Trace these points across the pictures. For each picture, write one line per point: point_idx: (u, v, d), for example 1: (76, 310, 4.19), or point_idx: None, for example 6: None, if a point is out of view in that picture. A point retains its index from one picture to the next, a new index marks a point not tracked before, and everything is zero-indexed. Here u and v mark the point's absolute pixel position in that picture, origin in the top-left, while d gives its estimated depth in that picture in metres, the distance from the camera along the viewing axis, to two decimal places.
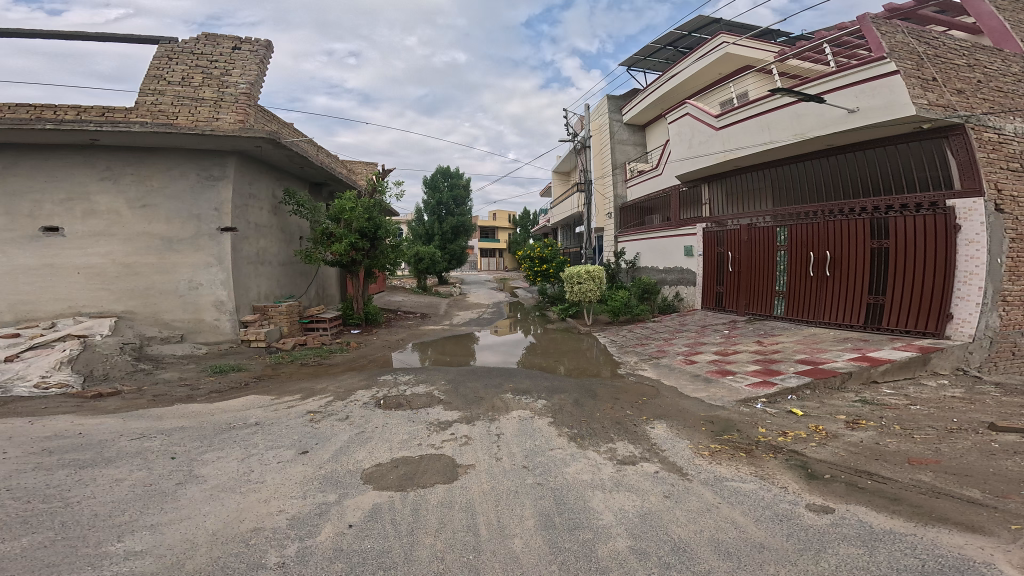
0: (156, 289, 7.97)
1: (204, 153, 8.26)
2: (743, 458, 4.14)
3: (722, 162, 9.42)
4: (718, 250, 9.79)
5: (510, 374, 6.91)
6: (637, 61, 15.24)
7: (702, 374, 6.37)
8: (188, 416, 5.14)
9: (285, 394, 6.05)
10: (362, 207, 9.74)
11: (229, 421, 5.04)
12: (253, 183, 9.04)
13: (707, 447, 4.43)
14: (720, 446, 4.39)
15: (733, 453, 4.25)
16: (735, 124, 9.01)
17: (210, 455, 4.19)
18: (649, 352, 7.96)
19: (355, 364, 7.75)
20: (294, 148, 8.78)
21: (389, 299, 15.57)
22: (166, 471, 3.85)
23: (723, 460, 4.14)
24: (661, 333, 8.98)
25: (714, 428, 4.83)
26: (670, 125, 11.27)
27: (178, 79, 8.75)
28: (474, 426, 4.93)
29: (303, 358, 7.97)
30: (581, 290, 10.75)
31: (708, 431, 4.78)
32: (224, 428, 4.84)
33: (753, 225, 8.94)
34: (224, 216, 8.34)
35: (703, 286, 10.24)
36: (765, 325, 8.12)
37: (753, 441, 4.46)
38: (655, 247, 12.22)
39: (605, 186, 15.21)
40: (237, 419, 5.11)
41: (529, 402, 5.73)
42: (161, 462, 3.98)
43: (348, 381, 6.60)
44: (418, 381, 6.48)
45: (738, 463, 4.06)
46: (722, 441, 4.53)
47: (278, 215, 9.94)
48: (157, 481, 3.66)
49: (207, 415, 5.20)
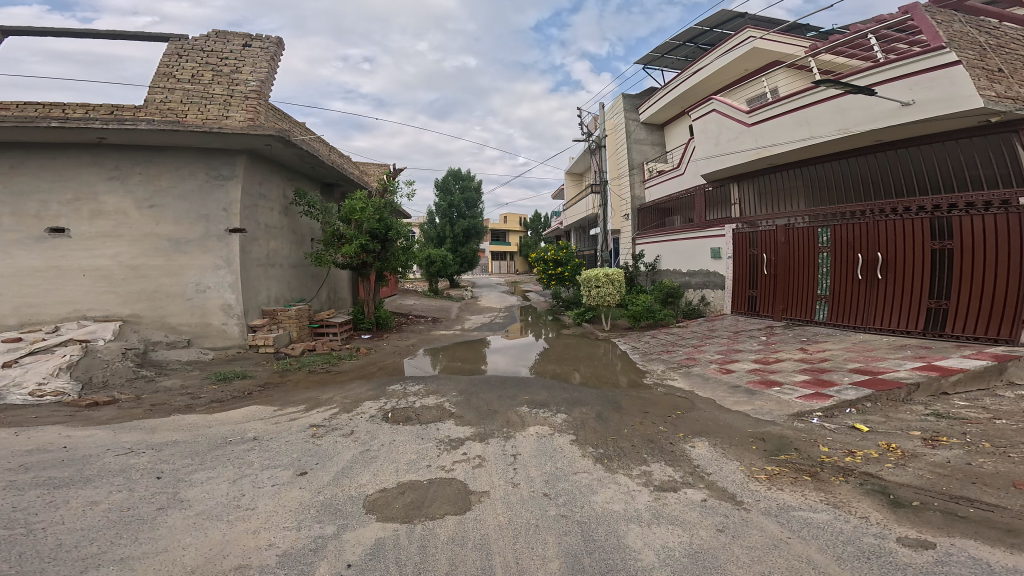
0: (163, 291, 7.67)
1: (212, 152, 7.98)
2: (806, 486, 3.55)
3: (754, 160, 8.78)
4: (751, 252, 9.02)
5: (525, 385, 6.37)
6: (655, 58, 14.70)
7: (742, 386, 5.75)
8: (183, 429, 4.76)
9: (287, 405, 5.64)
10: (373, 208, 9.33)
11: (226, 435, 4.64)
12: (263, 184, 8.75)
13: (763, 470, 3.88)
14: (778, 469, 3.83)
15: (795, 477, 3.69)
16: (769, 121, 8.38)
17: (199, 475, 3.77)
18: (677, 359, 7.31)
19: (364, 371, 7.33)
20: (305, 147, 8.47)
21: (400, 302, 15.19)
22: (149, 493, 3.45)
23: (784, 486, 3.58)
24: (688, 339, 8.34)
25: (766, 447, 4.24)
26: (695, 122, 10.62)
27: (188, 77, 8.56)
28: (489, 444, 4.43)
29: (311, 365, 7.59)
30: (600, 294, 10.08)
31: (758, 452, 4.20)
32: (220, 443, 4.44)
33: (790, 226, 8.21)
34: (233, 217, 8.04)
35: (733, 290, 9.44)
36: (807, 331, 7.41)
37: (816, 463, 3.90)
38: (677, 249, 11.39)
39: (622, 187, 14.57)
40: (235, 433, 4.71)
41: (549, 416, 5.20)
42: (144, 482, 3.60)
43: (353, 391, 6.17)
44: (428, 392, 6.01)
45: (800, 491, 3.48)
46: (778, 463, 3.96)
47: (288, 216, 9.63)
48: (137, 506, 3.25)
49: (203, 427, 4.82)
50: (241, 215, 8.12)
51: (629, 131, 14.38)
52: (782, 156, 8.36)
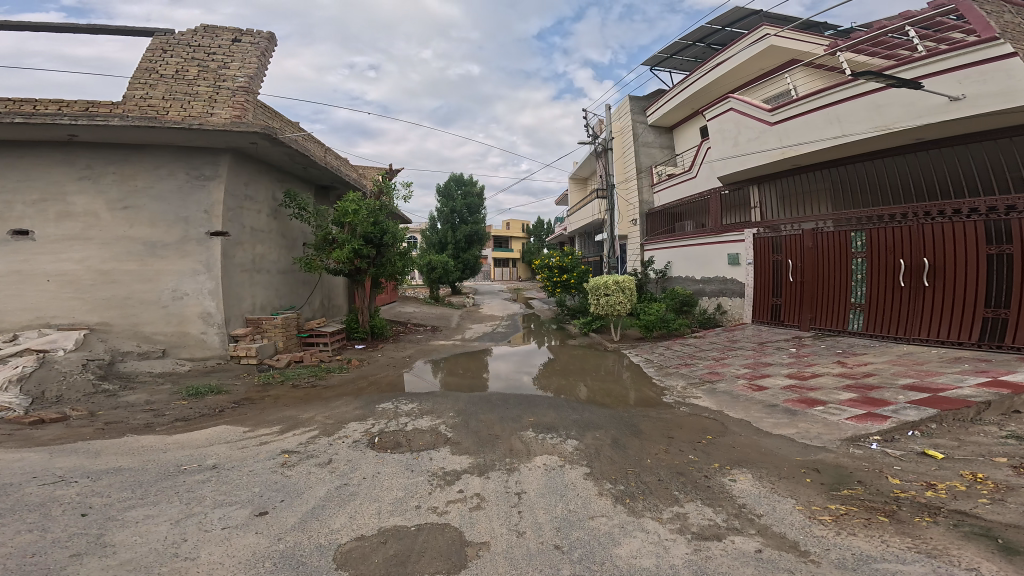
0: (136, 298, 6.99)
1: (194, 150, 7.36)
2: (886, 531, 2.85)
3: (777, 160, 8.20)
4: (773, 258, 8.31)
5: (531, 405, 5.67)
6: (664, 60, 14.18)
7: (779, 405, 5.07)
8: (132, 454, 4.13)
9: (260, 425, 4.96)
10: (367, 210, 8.68)
11: (180, 462, 3.98)
12: (250, 184, 8.11)
13: (825, 509, 3.20)
14: (846, 510, 3.15)
15: (868, 519, 3.00)
16: (794, 119, 7.82)
17: (133, 515, 3.12)
18: (698, 373, 6.59)
19: (353, 385, 6.64)
20: (294, 146, 7.83)
21: (398, 310, 14.51)
22: (67, 535, 2.84)
23: (856, 531, 2.89)
24: (708, 350, 7.65)
25: (823, 480, 3.58)
26: (708, 121, 10.01)
27: (172, 73, 7.95)
28: (489, 479, 3.74)
29: (295, 379, 6.80)
30: (610, 303, 9.37)
31: (815, 487, 3.53)
32: (171, 473, 3.78)
33: (818, 230, 7.56)
34: (215, 219, 7.38)
35: (754, 297, 8.73)
36: (841, 343, 6.73)
37: (890, 499, 3.21)
38: (689, 254, 10.73)
39: (629, 191, 13.98)
40: (191, 460, 4.05)
41: (558, 443, 4.50)
42: (64, 521, 2.99)
43: (338, 408, 5.49)
44: (422, 412, 5.32)
45: (879, 537, 2.79)
46: (843, 501, 3.27)
47: (277, 219, 8.93)
48: (45, 551, 2.65)
49: (157, 453, 4.15)
50: (224, 217, 7.46)
51: (636, 134, 13.83)
52: (809, 156, 7.76)
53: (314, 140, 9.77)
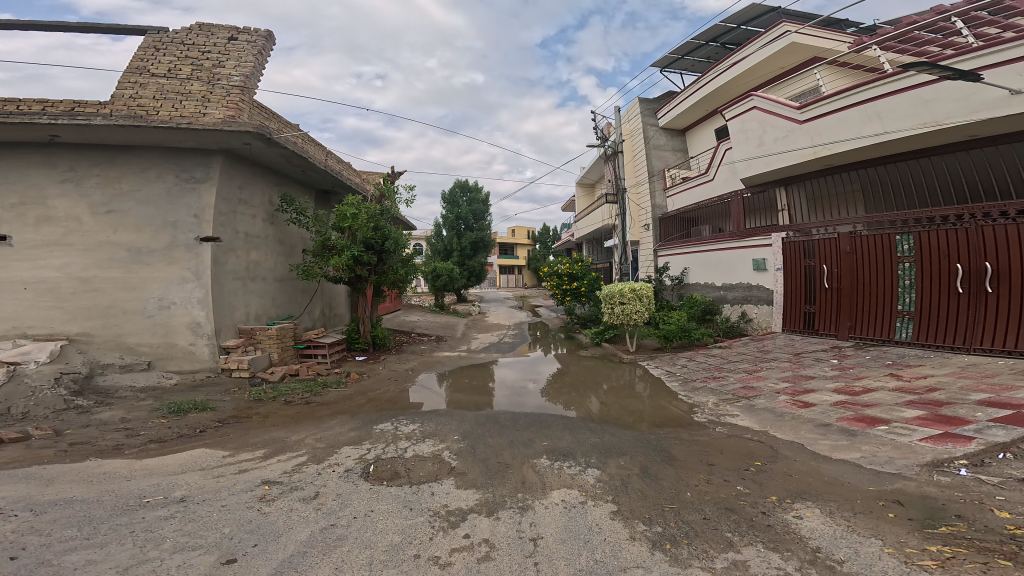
0: (120, 307, 6.21)
1: (184, 150, 6.62)
2: None
3: (809, 161, 7.67)
4: (806, 263, 7.67)
5: (545, 427, 5.02)
6: (676, 61, 13.73)
7: (835, 425, 4.44)
8: (89, 481, 3.52)
9: (243, 449, 4.36)
10: (367, 214, 8.10)
11: (144, 494, 3.37)
12: (245, 189, 7.36)
13: (918, 550, 2.61)
14: (945, 550, 2.56)
15: (987, 564, 2.38)
16: (826, 116, 7.29)
17: (71, 560, 2.53)
18: (730, 389, 5.90)
19: (351, 401, 5.96)
20: (291, 146, 7.15)
21: (401, 319, 13.91)
22: None
23: None
24: (737, 362, 6.99)
25: (911, 516, 2.96)
26: (728, 121, 9.47)
27: (164, 72, 7.42)
28: (500, 520, 3.14)
29: (288, 395, 6.04)
30: (625, 313, 8.48)
31: (901, 524, 2.91)
32: (129, 508, 3.16)
33: (857, 233, 6.95)
34: (206, 224, 6.58)
35: (784, 305, 8.08)
36: (888, 353, 6.09)
37: (1005, 538, 2.60)
38: (708, 261, 10.12)
39: (641, 195, 13.42)
40: (157, 491, 3.45)
41: (577, 474, 3.86)
42: None
43: (331, 430, 4.86)
44: (425, 434, 4.73)
45: None
46: (944, 541, 2.66)
47: (274, 225, 8.13)
48: None
49: (118, 482, 3.54)
50: (215, 222, 6.66)
51: (647, 137, 13.33)
52: (845, 155, 7.23)
53: (312, 143, 9.33)
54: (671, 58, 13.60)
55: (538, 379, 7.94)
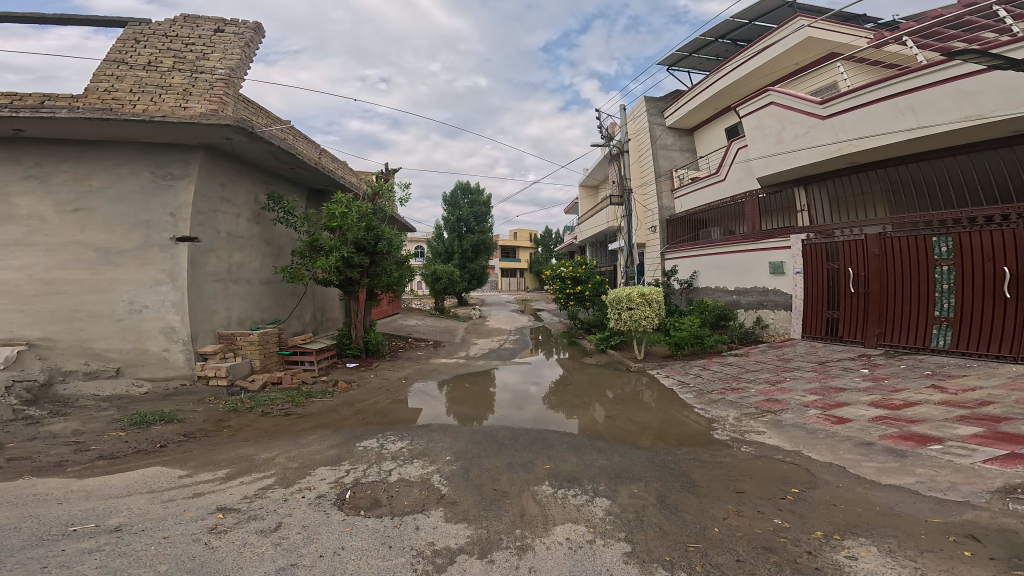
0: (86, 311, 5.73)
1: (162, 146, 6.15)
2: None
3: (832, 158, 7.20)
4: (828, 266, 7.15)
5: (549, 447, 4.46)
6: (683, 60, 13.28)
7: (879, 445, 3.89)
8: (14, 506, 3.02)
9: (204, 468, 3.87)
10: (358, 213, 7.61)
11: (72, 521, 2.89)
12: (228, 186, 6.87)
13: None
14: None
15: None
16: (852, 111, 6.82)
17: None
18: (752, 403, 5.34)
19: (336, 412, 5.41)
20: (277, 141, 6.61)
21: (399, 324, 13.37)
22: None
23: None
24: (756, 371, 6.43)
25: (993, 555, 2.43)
26: (743, 118, 8.97)
27: (143, 64, 6.96)
28: (493, 564, 2.61)
29: (266, 406, 5.52)
30: (633, 319, 7.86)
31: (982, 566, 2.37)
32: (48, 538, 2.68)
33: (886, 234, 6.44)
34: (182, 222, 6.10)
35: (805, 310, 7.55)
36: (926, 363, 5.54)
37: None
38: (719, 264, 9.60)
39: (647, 196, 12.91)
40: (89, 518, 2.96)
41: (584, 505, 3.33)
42: None
43: (308, 448, 4.34)
44: (414, 454, 4.20)
45: None
46: None
47: (260, 226, 7.61)
48: None
49: (45, 505, 3.06)
50: (192, 221, 6.18)
51: (653, 136, 12.83)
52: (873, 152, 6.76)
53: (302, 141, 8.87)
54: (677, 55, 13.16)
55: (541, 386, 7.51)
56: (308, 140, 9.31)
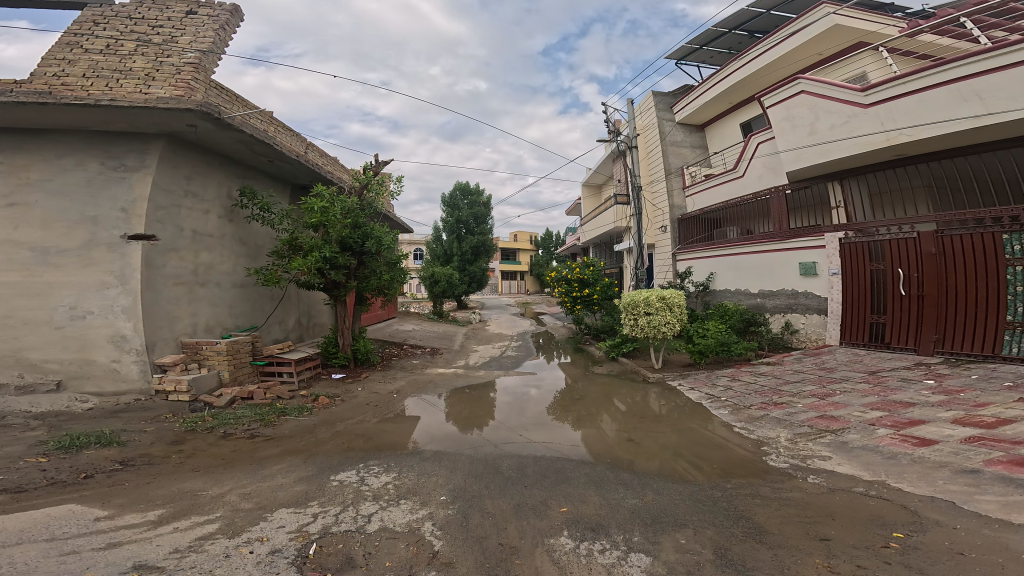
0: (20, 318, 4.92)
1: (115, 133, 5.35)
2: None
3: (878, 149, 6.50)
4: (872, 267, 6.43)
5: (566, 483, 3.60)
6: (694, 52, 12.58)
7: (990, 477, 3.07)
8: None
9: (133, 507, 3.03)
10: (342, 207, 6.77)
11: None
12: (195, 179, 6.04)
13: None
14: None
15: None
16: (902, 98, 6.15)
17: None
18: (805, 421, 4.54)
19: (312, 435, 4.56)
20: (250, 129, 5.76)
21: (394, 329, 12.52)
22: None
23: None
24: (798, 383, 5.62)
25: None
26: (767, 109, 8.22)
27: (101, 48, 6.12)
28: None
29: (230, 427, 4.66)
30: (651, 326, 6.98)
31: None
32: None
33: (942, 233, 5.75)
34: (136, 218, 5.28)
35: (843, 314, 6.78)
36: (1003, 375, 4.75)
37: None
38: (739, 265, 8.84)
39: (657, 195, 12.16)
40: None
41: (618, 566, 2.50)
42: None
43: (270, 483, 3.49)
44: (400, 494, 3.36)
45: None
46: None
47: (235, 224, 6.77)
48: None
49: None
50: (149, 217, 5.35)
51: (663, 133, 12.10)
52: (926, 142, 6.09)
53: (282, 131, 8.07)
54: (688, 48, 12.48)
55: (540, 387, 7.46)
56: (292, 132, 8.49)
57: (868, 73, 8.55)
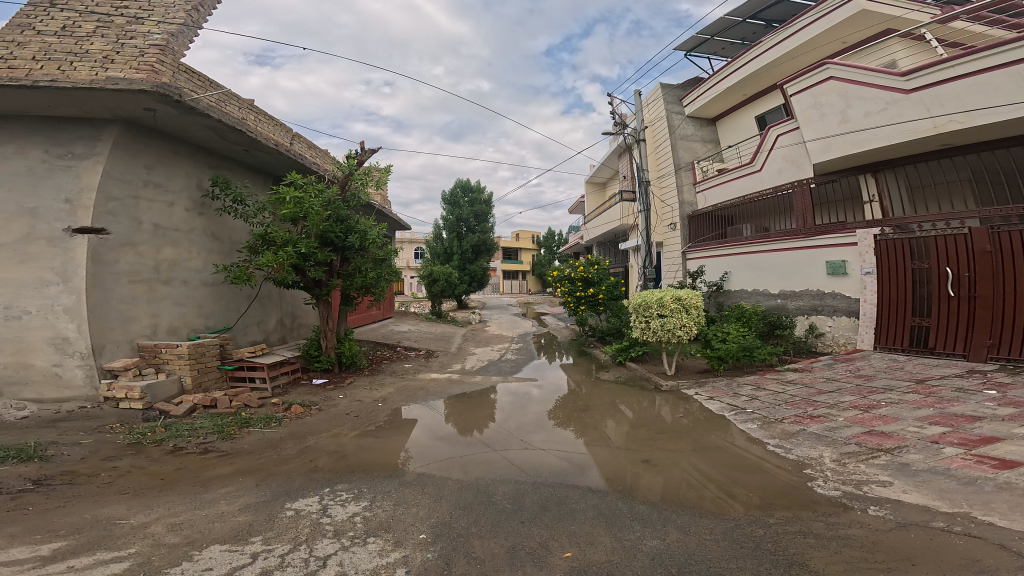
0: None
1: (64, 118, 4.81)
2: None
3: (923, 137, 5.88)
4: (913, 266, 5.83)
5: (571, 520, 2.95)
6: (705, 42, 11.96)
7: None
8: None
9: (26, 539, 2.49)
10: (323, 199, 6.18)
11: None
12: (158, 169, 5.45)
13: None
14: None
15: None
16: (951, 82, 5.55)
17: None
18: (850, 439, 3.89)
19: (274, 451, 3.95)
20: (217, 113, 5.16)
21: (389, 330, 11.88)
22: None
23: None
24: (833, 393, 4.96)
25: None
26: (792, 98, 7.60)
27: (56, 29, 5.52)
28: None
29: (181, 442, 4.04)
30: (666, 329, 6.33)
31: None
32: None
33: (997, 229, 5.16)
34: (83, 209, 4.70)
35: (879, 317, 6.18)
36: None
37: None
38: (755, 264, 8.23)
39: (665, 190, 11.55)
40: None
41: None
42: None
43: (209, 514, 2.88)
44: (367, 532, 2.71)
45: None
46: None
47: (207, 218, 6.17)
48: None
49: None
50: (97, 208, 4.76)
51: (672, 126, 11.51)
52: (979, 130, 5.49)
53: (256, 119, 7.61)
54: (698, 40, 11.88)
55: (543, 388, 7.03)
56: (273, 121, 7.93)
57: (898, 61, 7.91)
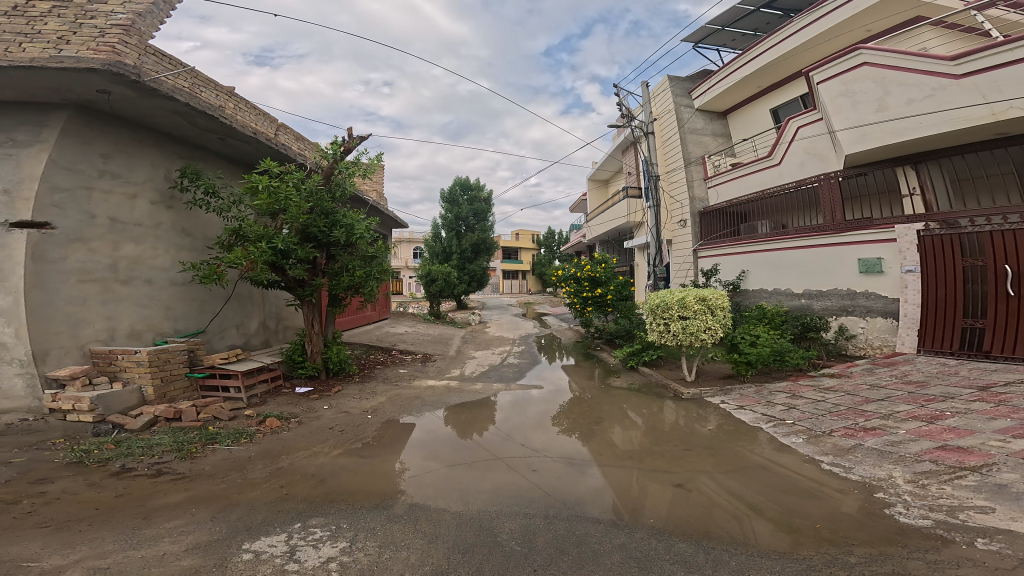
0: None
1: (6, 102, 4.27)
2: None
3: (978, 126, 5.39)
4: (964, 263, 5.33)
5: (600, 567, 2.34)
6: (716, 32, 11.45)
7: None
8: None
9: None
10: (306, 190, 5.58)
11: None
12: (118, 158, 4.87)
13: None
14: None
15: None
16: (1009, 67, 5.07)
17: None
18: (920, 455, 3.30)
19: (240, 474, 3.34)
20: (182, 96, 4.56)
21: (384, 333, 11.23)
22: None
23: None
24: (885, 402, 4.36)
25: None
26: (818, 86, 7.08)
27: (6, 10, 4.93)
28: None
29: (130, 461, 3.43)
30: (688, 332, 5.73)
31: None
32: None
33: None
34: (23, 201, 4.15)
35: (924, 318, 5.66)
36: None
37: None
38: (776, 262, 7.67)
39: (675, 186, 11.03)
40: None
41: None
42: None
43: (145, 555, 2.27)
44: None
45: None
46: None
47: (178, 212, 5.56)
48: None
49: None
50: (39, 201, 4.20)
51: (680, 119, 11.00)
52: None
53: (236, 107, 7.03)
54: (709, 30, 11.37)
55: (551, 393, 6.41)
56: (255, 110, 7.35)
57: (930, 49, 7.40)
